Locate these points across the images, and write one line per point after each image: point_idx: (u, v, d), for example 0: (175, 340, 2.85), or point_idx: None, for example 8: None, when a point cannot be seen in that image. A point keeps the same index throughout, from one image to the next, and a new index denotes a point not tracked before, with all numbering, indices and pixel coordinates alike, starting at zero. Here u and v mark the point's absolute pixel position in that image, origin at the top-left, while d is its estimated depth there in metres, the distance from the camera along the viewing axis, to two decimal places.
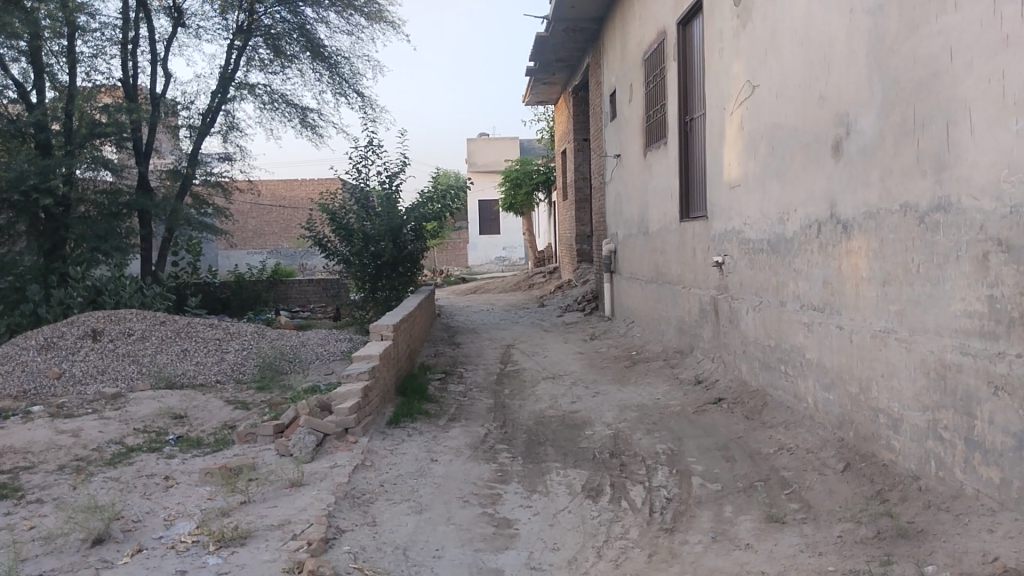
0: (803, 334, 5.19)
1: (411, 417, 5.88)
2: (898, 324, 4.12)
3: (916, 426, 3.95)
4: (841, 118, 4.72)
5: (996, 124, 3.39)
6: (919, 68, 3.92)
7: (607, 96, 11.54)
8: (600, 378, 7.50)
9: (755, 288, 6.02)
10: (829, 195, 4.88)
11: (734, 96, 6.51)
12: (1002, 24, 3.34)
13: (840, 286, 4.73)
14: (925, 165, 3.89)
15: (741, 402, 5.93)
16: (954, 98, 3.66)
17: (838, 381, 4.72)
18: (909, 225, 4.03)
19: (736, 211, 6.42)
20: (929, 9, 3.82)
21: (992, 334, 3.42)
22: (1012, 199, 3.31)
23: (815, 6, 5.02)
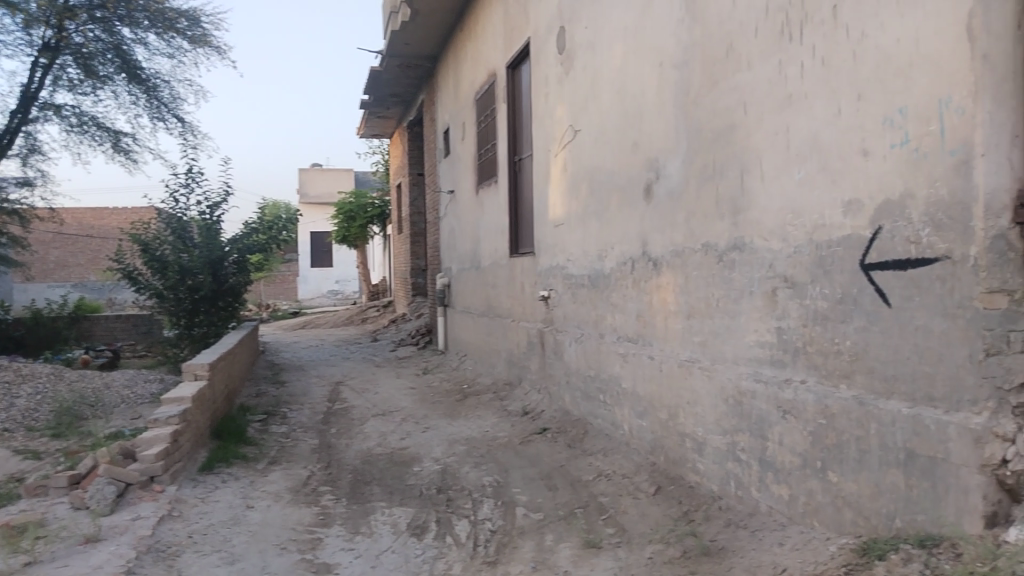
0: (620, 364, 5.44)
1: (227, 462, 5.56)
2: (701, 353, 4.44)
3: (718, 449, 4.25)
4: (651, 163, 5.06)
5: (783, 173, 3.77)
6: (718, 119, 4.29)
7: (440, 132, 11.73)
8: (430, 413, 7.47)
9: (577, 321, 6.27)
10: (641, 234, 5.20)
11: (558, 138, 6.81)
12: (787, 83, 3.75)
13: (652, 319, 5.04)
14: (722, 209, 4.26)
15: (564, 432, 6.12)
16: (748, 149, 4.04)
17: (650, 409, 5.00)
18: (710, 263, 4.38)
19: (560, 247, 6.68)
20: (727, 67, 4.22)
21: (781, 362, 3.76)
22: (795, 240, 3.69)
23: (629, 58, 5.39)
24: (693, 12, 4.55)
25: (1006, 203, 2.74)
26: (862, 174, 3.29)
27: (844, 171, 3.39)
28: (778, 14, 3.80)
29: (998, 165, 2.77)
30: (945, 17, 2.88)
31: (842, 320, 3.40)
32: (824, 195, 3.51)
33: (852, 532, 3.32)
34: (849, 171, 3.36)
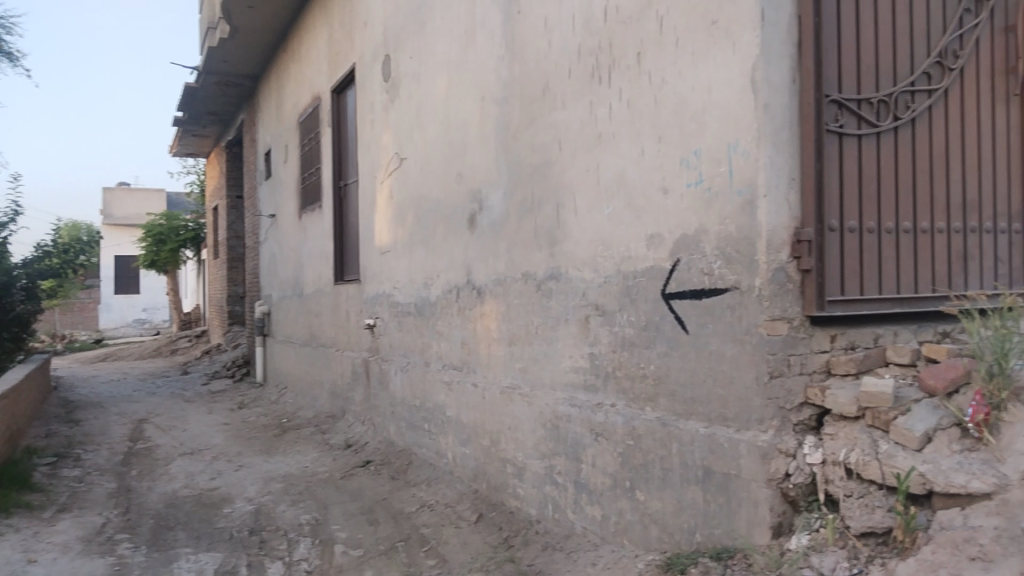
0: (444, 393, 5.45)
1: (5, 513, 4.95)
2: (521, 379, 4.55)
3: (536, 473, 4.36)
4: (474, 194, 5.15)
5: (594, 208, 3.97)
6: (536, 154, 4.46)
7: (262, 155, 11.29)
8: (245, 450, 7.09)
9: (403, 349, 6.22)
10: (465, 263, 5.27)
11: (383, 166, 6.77)
12: (597, 122, 3.96)
13: (475, 347, 5.10)
14: (540, 240, 4.41)
15: (388, 463, 6.03)
16: (563, 184, 4.22)
17: (473, 437, 5.04)
18: (529, 291, 4.51)
19: (386, 275, 6.62)
20: (543, 104, 4.40)
21: (593, 387, 3.93)
22: (605, 271, 3.88)
23: (452, 90, 5.48)
24: (512, 50, 4.72)
25: (784, 239, 3.07)
26: (664, 210, 3.53)
27: (649, 207, 3.62)
28: (589, 58, 4.03)
29: (777, 206, 3.07)
30: (733, 71, 3.18)
31: (647, 345, 3.61)
32: (631, 229, 3.72)
33: (658, 548, 3.50)
34: (652, 208, 3.60)
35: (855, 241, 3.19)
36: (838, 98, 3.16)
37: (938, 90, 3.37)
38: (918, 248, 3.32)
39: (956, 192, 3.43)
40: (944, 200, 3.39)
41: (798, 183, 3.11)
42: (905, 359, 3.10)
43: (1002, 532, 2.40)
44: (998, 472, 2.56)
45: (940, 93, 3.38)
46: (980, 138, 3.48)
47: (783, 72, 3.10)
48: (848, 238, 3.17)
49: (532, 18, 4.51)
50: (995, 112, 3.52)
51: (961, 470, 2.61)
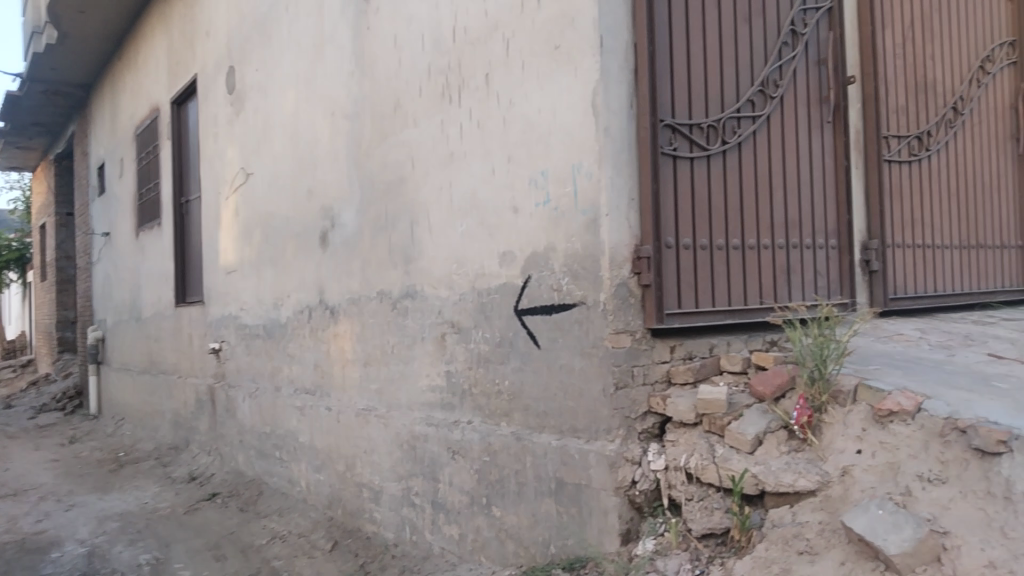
0: (296, 418, 5.26)
1: None
2: (377, 401, 4.47)
3: (393, 495, 4.29)
4: (325, 211, 5.03)
5: (448, 225, 3.98)
6: (388, 171, 4.42)
7: (94, 169, 10.50)
8: (76, 488, 6.52)
9: (251, 374, 5.95)
10: (317, 283, 5.12)
11: (228, 182, 6.48)
12: (448, 140, 3.99)
13: (328, 369, 4.97)
14: (395, 258, 4.36)
15: (237, 495, 5.74)
16: (416, 202, 4.20)
17: (327, 462, 4.89)
18: (384, 310, 4.44)
19: (232, 296, 6.31)
20: (395, 122, 4.37)
21: (450, 405, 3.93)
22: (460, 288, 3.90)
23: (301, 105, 5.34)
24: (362, 67, 4.66)
25: (625, 255, 3.21)
26: (514, 228, 3.60)
27: (500, 225, 3.68)
28: (439, 77, 4.05)
29: (619, 224, 3.20)
30: (576, 95, 3.30)
31: (502, 361, 3.65)
32: (484, 246, 3.76)
33: (514, 563, 3.53)
34: (504, 226, 3.65)
35: (690, 257, 3.38)
36: (671, 122, 3.34)
37: (761, 116, 3.63)
38: (746, 264, 3.55)
39: (780, 210, 3.69)
40: (769, 218, 3.65)
41: (637, 203, 3.26)
42: (737, 367, 3.33)
43: (826, 526, 2.60)
44: (821, 470, 2.77)
45: (763, 119, 3.64)
46: (799, 161, 3.77)
47: (621, 97, 3.25)
48: (684, 254, 3.36)
49: (381, 36, 4.48)
50: (811, 138, 3.82)
51: (789, 470, 2.80)
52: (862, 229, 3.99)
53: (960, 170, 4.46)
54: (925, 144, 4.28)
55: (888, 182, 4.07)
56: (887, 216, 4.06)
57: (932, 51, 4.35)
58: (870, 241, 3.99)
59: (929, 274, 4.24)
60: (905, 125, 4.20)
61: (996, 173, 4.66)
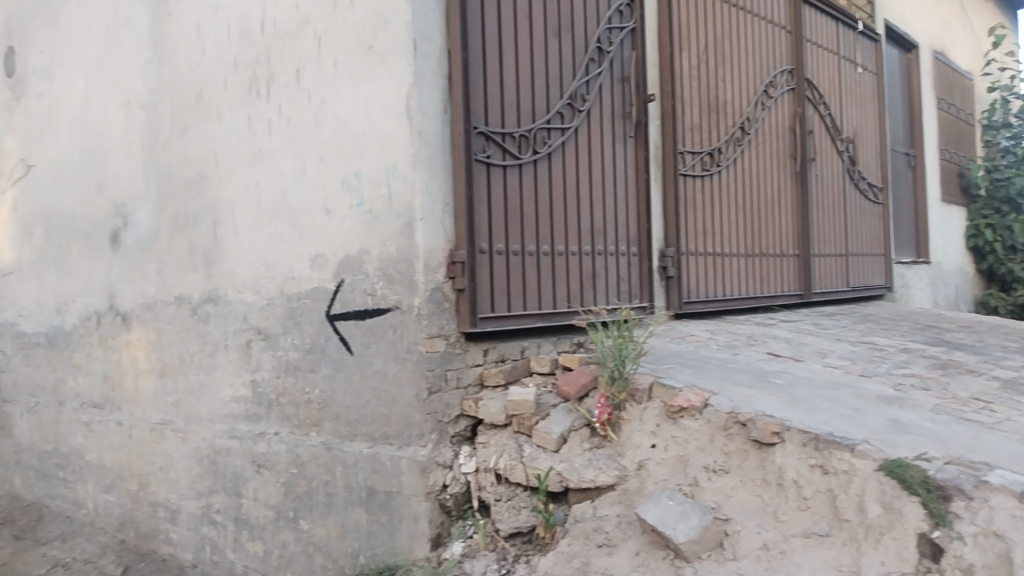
0: (83, 435, 4.79)
1: None
2: (175, 414, 4.16)
3: (192, 514, 4.01)
4: (118, 208, 4.63)
5: (254, 226, 3.79)
6: (188, 167, 4.15)
7: None
8: None
9: (30, 387, 5.35)
10: (107, 286, 4.70)
11: (4, 173, 5.79)
12: (256, 137, 3.80)
13: (120, 380, 4.56)
14: (196, 260, 4.09)
15: (11, 522, 5.13)
16: (219, 200, 3.97)
17: (118, 481, 4.49)
18: (183, 317, 4.15)
19: (7, 301, 5.65)
20: (197, 115, 4.11)
21: (255, 416, 3.74)
22: (267, 292, 3.72)
23: (92, 91, 4.88)
24: (161, 54, 4.34)
25: (440, 260, 3.21)
26: (325, 230, 3.50)
27: (310, 227, 3.56)
28: (246, 71, 3.86)
29: (433, 229, 3.20)
30: (389, 97, 3.26)
31: (312, 369, 3.52)
32: (293, 249, 3.62)
33: None
34: (313, 228, 3.54)
35: (502, 262, 3.43)
36: (485, 130, 3.39)
37: (570, 128, 3.77)
38: (556, 269, 3.67)
39: (587, 219, 3.85)
40: (577, 226, 3.79)
41: (452, 208, 3.28)
42: (545, 368, 3.43)
43: (623, 519, 2.74)
44: (620, 465, 2.91)
45: (572, 131, 3.78)
46: (605, 172, 3.96)
47: (435, 102, 3.25)
48: (496, 259, 3.41)
49: (183, 23, 4.20)
50: (615, 150, 4.02)
51: (591, 466, 2.92)
52: (660, 238, 4.27)
53: (746, 186, 4.87)
54: (717, 159, 4.63)
55: (683, 194, 4.37)
56: (683, 226, 4.37)
57: (723, 75, 4.71)
58: (667, 249, 4.28)
59: (719, 280, 4.59)
60: (699, 142, 4.52)
61: (777, 189, 5.14)
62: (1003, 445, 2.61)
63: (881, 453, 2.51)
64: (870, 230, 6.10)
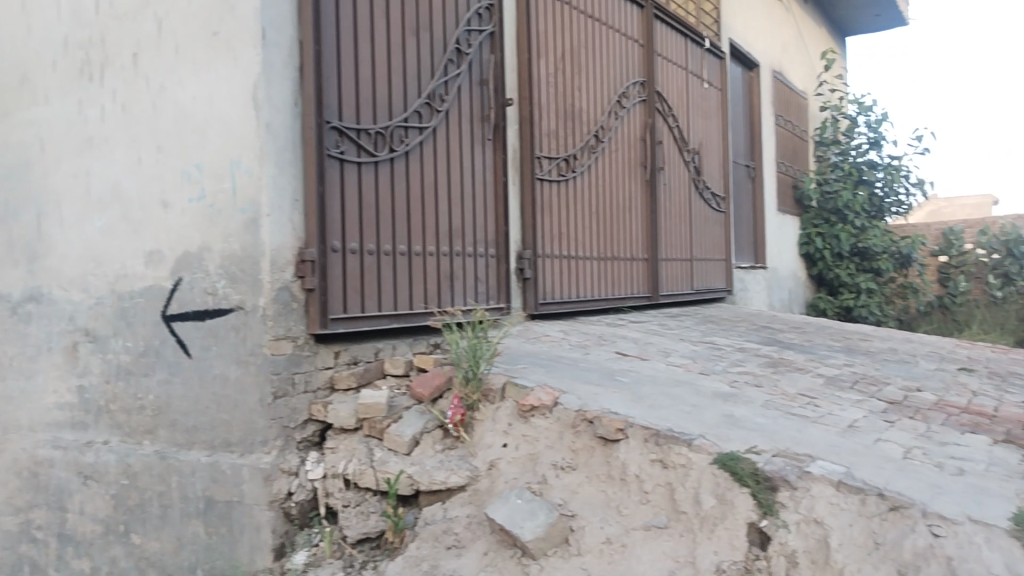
0: None
1: None
2: None
3: (8, 532, 3.65)
4: None
5: (84, 220, 3.50)
6: (8, 153, 3.77)
7: None
8: None
9: None
10: None
11: None
12: (87, 124, 3.52)
13: None
14: (17, 255, 3.71)
15: None
16: (43, 191, 3.63)
17: None
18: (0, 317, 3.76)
19: None
20: (20, 96, 3.75)
21: (82, 424, 3.45)
22: (97, 290, 3.44)
23: None
24: None
25: (288, 258, 3.08)
26: (164, 226, 3.28)
27: (147, 221, 3.32)
28: (77, 52, 3.56)
29: (280, 226, 3.07)
30: (235, 87, 3.10)
31: (145, 373, 3.30)
32: (127, 244, 3.37)
33: None
34: (151, 222, 3.31)
35: (356, 261, 3.35)
36: (339, 125, 3.30)
37: (427, 127, 3.73)
38: (412, 269, 3.62)
39: (445, 220, 3.82)
40: (434, 226, 3.76)
41: (302, 205, 3.17)
42: (399, 370, 3.37)
43: (472, 519, 2.72)
44: (471, 466, 2.90)
45: (430, 131, 3.74)
46: (463, 173, 3.95)
47: (285, 94, 3.12)
48: (350, 259, 3.32)
49: None
50: (474, 152, 4.03)
51: (442, 468, 2.88)
52: (517, 240, 4.32)
53: (600, 192, 5.02)
54: (572, 166, 4.74)
55: (540, 198, 4.45)
56: (540, 229, 4.44)
57: (579, 83, 4.83)
58: (524, 252, 4.33)
59: (573, 283, 4.70)
60: (556, 148, 4.61)
61: (629, 196, 5.33)
62: (824, 437, 2.80)
63: (715, 447, 2.62)
64: (713, 237, 6.46)
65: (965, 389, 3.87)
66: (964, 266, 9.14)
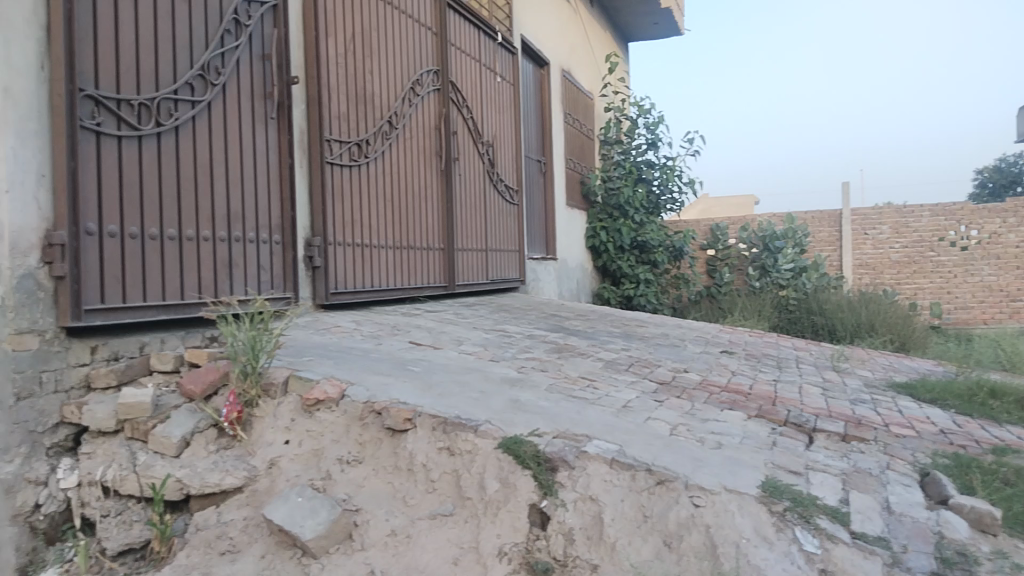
0: None
1: None
2: None
3: None
4: None
5: None
6: None
7: None
8: None
9: None
10: None
11: None
12: None
13: None
14: None
15: None
16: None
17: None
18: None
19: None
20: None
21: None
22: None
23: None
24: None
25: (32, 242, 2.68)
26: None
27: None
28: None
29: (23, 204, 2.66)
30: None
31: None
32: None
33: None
34: None
35: (116, 246, 3.02)
36: (95, 94, 2.95)
37: (201, 101, 3.45)
38: (183, 255, 3.34)
39: (222, 202, 3.56)
40: (210, 209, 3.49)
41: (48, 181, 2.77)
42: (168, 366, 3.10)
43: (249, 522, 2.52)
44: (248, 466, 2.70)
45: (204, 105, 3.46)
46: (243, 153, 3.70)
47: (29, 54, 2.70)
48: (108, 243, 2.99)
49: None
50: (255, 131, 3.79)
51: (216, 469, 2.65)
52: (306, 226, 4.12)
53: (395, 179, 4.93)
54: (364, 151, 4.62)
55: (330, 183, 4.28)
56: (330, 215, 4.27)
57: (371, 67, 4.71)
58: (313, 239, 4.15)
59: (367, 272, 4.59)
60: (347, 132, 4.46)
61: (424, 185, 5.29)
62: (601, 417, 2.94)
63: (500, 432, 2.67)
64: (506, 228, 6.61)
65: (725, 369, 4.27)
66: (727, 259, 10.10)
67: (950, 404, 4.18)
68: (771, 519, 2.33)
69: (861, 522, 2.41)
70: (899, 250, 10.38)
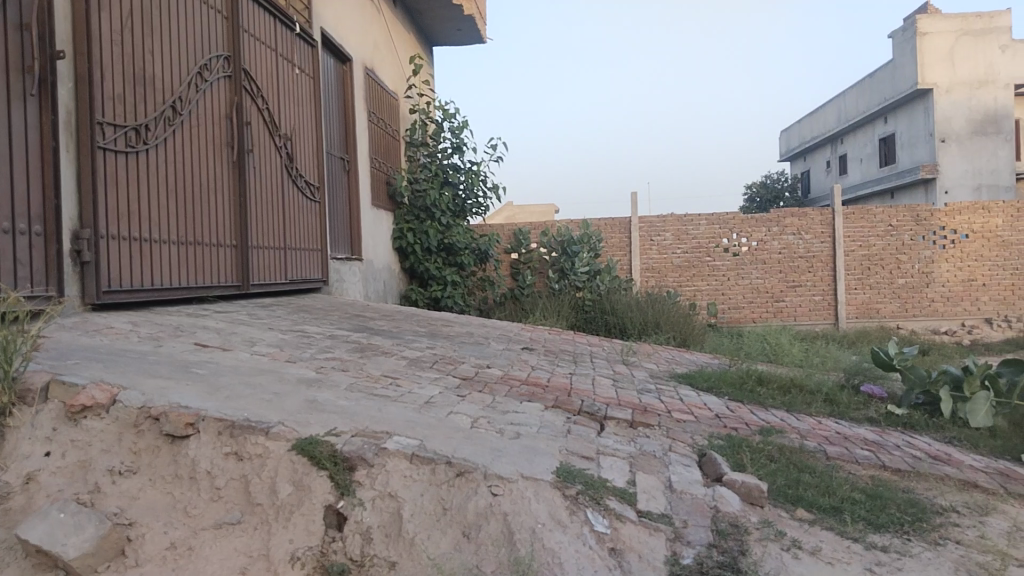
0: None
1: None
2: None
3: None
4: None
5: None
6: None
7: None
8: None
9: None
10: None
11: None
12: None
13: None
14: None
15: None
16: None
17: None
18: None
19: None
20: None
21: None
22: None
23: None
24: None
25: None
26: None
27: None
28: None
29: None
30: None
31: None
32: None
33: None
34: None
35: None
36: None
37: None
38: None
39: None
40: None
41: None
42: None
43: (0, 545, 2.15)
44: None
45: None
46: None
47: None
48: None
49: None
50: (10, 109, 3.33)
51: None
52: (72, 217, 3.71)
53: (179, 170, 4.57)
54: (144, 136, 4.24)
55: (103, 170, 3.88)
56: (102, 205, 3.88)
57: (151, 47, 4.34)
58: (82, 231, 3.75)
59: (146, 269, 4.21)
60: (122, 115, 4.07)
61: (214, 177, 4.96)
62: (401, 414, 2.90)
63: (294, 433, 2.54)
64: (307, 225, 6.38)
65: (525, 364, 4.39)
66: (530, 262, 10.45)
67: (724, 392, 4.59)
68: (566, 504, 2.41)
69: (646, 501, 2.56)
70: (681, 255, 11.30)
